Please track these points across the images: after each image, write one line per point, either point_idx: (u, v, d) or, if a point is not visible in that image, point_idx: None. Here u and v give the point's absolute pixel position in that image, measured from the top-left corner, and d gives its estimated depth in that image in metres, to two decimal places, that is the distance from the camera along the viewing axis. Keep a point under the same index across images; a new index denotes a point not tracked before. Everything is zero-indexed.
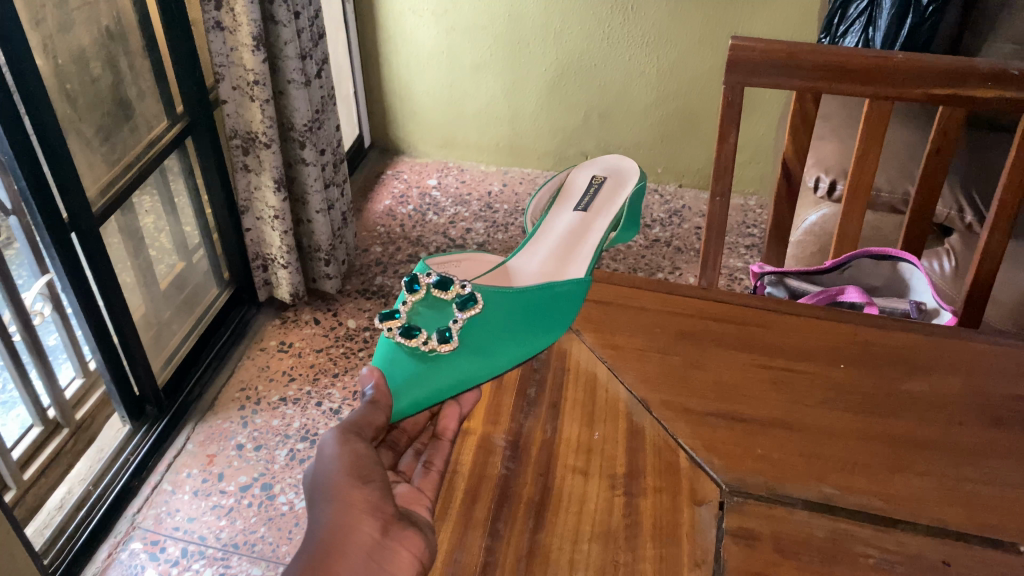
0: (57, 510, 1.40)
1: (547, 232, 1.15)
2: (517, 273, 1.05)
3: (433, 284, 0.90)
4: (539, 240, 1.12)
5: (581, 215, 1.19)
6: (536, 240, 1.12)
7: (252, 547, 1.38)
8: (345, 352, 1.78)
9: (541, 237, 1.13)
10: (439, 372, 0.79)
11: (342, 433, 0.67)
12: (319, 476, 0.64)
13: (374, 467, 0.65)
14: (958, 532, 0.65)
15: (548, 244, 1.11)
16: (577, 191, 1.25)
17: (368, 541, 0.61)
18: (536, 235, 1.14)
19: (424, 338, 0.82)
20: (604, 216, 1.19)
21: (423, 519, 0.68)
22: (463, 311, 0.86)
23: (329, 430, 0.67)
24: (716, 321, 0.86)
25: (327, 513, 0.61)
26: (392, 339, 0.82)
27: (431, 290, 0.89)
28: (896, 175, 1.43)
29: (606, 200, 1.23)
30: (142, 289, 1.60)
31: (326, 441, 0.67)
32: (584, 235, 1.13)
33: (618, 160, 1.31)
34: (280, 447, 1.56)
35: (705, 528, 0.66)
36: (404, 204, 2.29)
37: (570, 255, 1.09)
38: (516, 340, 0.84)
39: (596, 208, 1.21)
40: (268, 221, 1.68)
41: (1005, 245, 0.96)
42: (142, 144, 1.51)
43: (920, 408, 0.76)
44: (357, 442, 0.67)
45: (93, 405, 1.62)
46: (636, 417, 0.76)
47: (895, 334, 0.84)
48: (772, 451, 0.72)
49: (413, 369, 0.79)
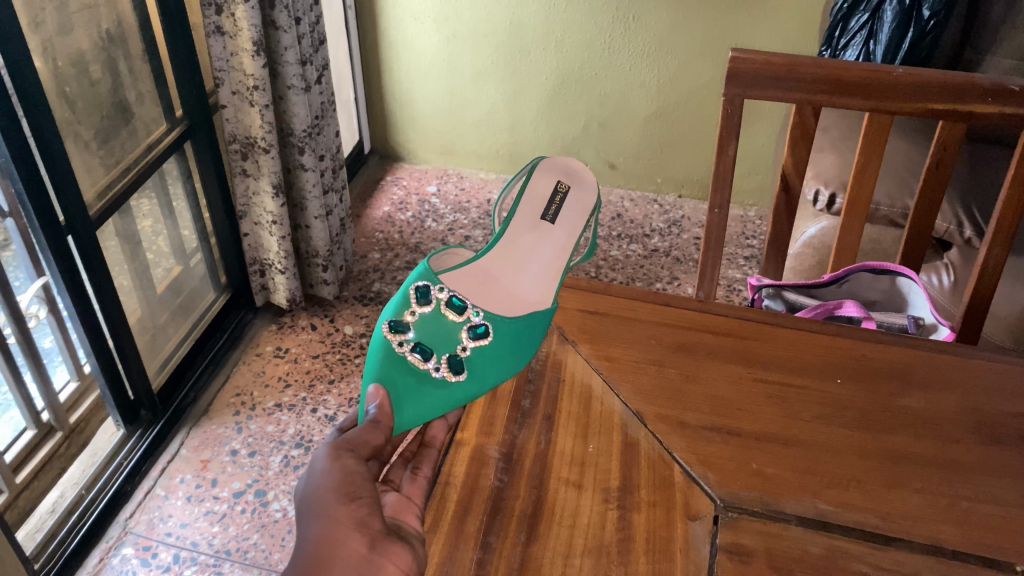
0: (49, 514, 1.39)
1: (508, 242, 1.11)
2: (467, 291, 1.03)
3: (445, 300, 0.94)
4: (499, 252, 1.10)
5: (546, 229, 1.14)
6: (496, 252, 1.09)
7: (245, 554, 1.37)
8: (341, 359, 1.77)
9: (502, 248, 1.10)
10: (437, 389, 0.85)
11: (334, 449, 0.66)
12: (308, 490, 0.64)
13: (363, 483, 0.64)
14: (954, 551, 0.65)
15: (506, 262, 1.09)
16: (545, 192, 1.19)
17: (356, 556, 0.60)
18: (496, 245, 1.10)
19: (435, 364, 0.88)
20: (568, 233, 1.15)
21: (411, 534, 0.66)
22: (471, 338, 0.91)
23: (320, 446, 0.67)
24: (712, 334, 0.85)
25: (314, 527, 0.61)
26: (401, 354, 0.89)
27: (443, 306, 0.93)
28: (895, 189, 1.42)
29: (572, 211, 1.18)
30: (139, 293, 1.59)
31: (318, 456, 0.66)
32: (541, 256, 1.10)
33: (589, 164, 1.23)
34: (274, 453, 1.55)
35: (699, 542, 0.66)
36: (402, 211, 2.29)
37: (526, 276, 1.07)
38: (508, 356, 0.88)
39: (561, 222, 1.16)
40: (266, 226, 1.68)
41: (1003, 261, 0.96)
42: (141, 148, 1.51)
43: (918, 425, 0.75)
44: (348, 459, 0.66)
45: (87, 408, 1.61)
46: (631, 430, 0.75)
47: (891, 349, 0.83)
48: (768, 466, 0.72)
49: (411, 384, 0.85)
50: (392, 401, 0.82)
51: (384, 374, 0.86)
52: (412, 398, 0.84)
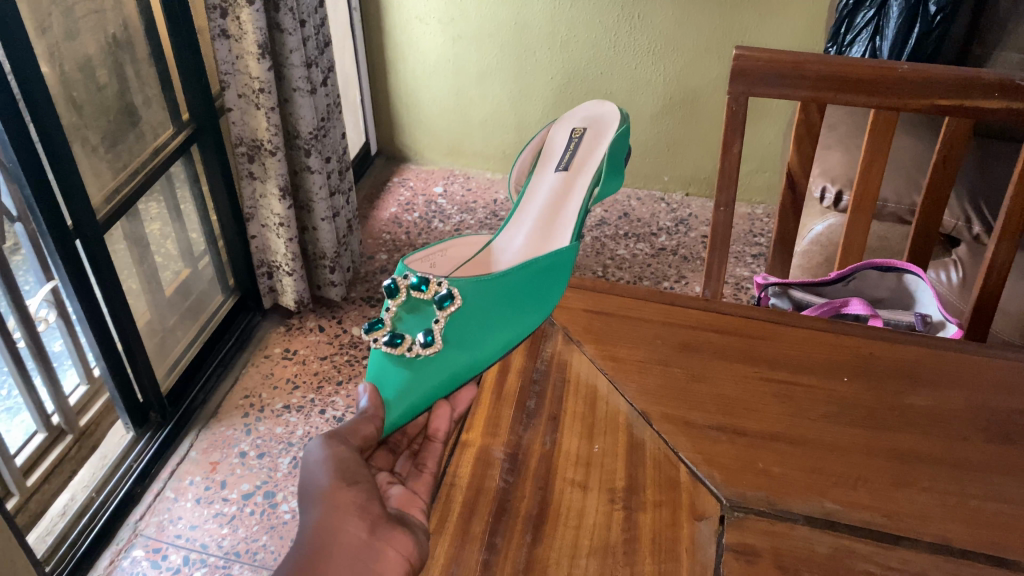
0: (60, 516, 1.40)
1: (531, 202, 1.15)
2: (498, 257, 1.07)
3: (411, 286, 0.87)
4: (524, 212, 1.14)
5: (563, 178, 1.17)
6: (523, 213, 1.14)
7: (254, 555, 1.37)
8: (349, 359, 1.77)
9: (525, 210, 1.14)
10: (431, 373, 0.81)
11: (327, 439, 0.69)
12: (307, 482, 0.66)
13: (359, 469, 0.67)
14: (962, 550, 0.64)
15: (533, 219, 1.13)
16: (555, 149, 1.21)
17: (356, 541, 0.61)
18: (522, 207, 1.14)
19: (409, 344, 0.82)
20: (585, 174, 1.16)
21: (417, 523, 0.67)
22: (444, 308, 0.85)
23: (313, 436, 0.69)
24: (718, 333, 0.85)
25: (315, 514, 0.63)
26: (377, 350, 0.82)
27: (411, 293, 0.87)
28: (903, 186, 1.41)
29: (587, 152, 1.19)
30: (147, 296, 1.60)
31: (311, 449, 0.68)
32: (565, 203, 1.13)
33: (595, 109, 1.24)
34: (283, 455, 1.55)
35: (705, 543, 0.65)
36: (409, 212, 2.28)
37: (553, 230, 1.10)
38: (500, 312, 0.86)
39: (578, 164, 1.18)
40: (273, 228, 1.68)
41: (1012, 257, 0.95)
42: (148, 151, 1.51)
43: (925, 424, 0.75)
44: (341, 448, 0.68)
45: (96, 411, 1.62)
46: (636, 430, 0.75)
47: (899, 346, 0.83)
48: (774, 466, 0.71)
49: (401, 375, 0.80)
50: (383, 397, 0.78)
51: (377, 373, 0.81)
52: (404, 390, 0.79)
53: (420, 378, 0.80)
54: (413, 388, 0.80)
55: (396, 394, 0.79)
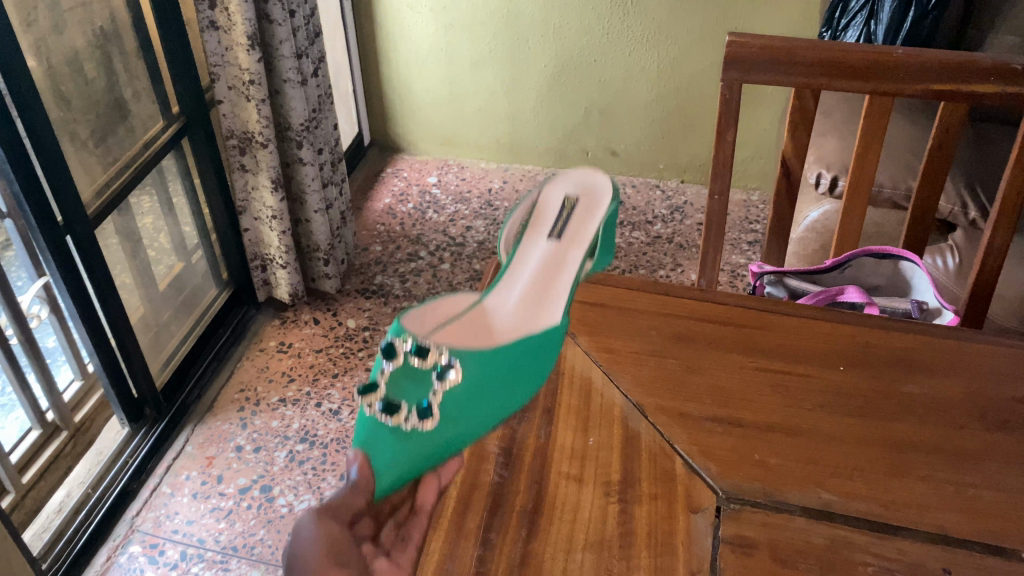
0: (56, 513, 1.39)
1: (521, 268, 1.00)
2: (480, 325, 0.90)
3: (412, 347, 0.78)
4: (512, 275, 0.99)
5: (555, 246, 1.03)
6: (510, 273, 0.99)
7: (251, 549, 1.37)
8: (345, 352, 1.76)
9: (515, 274, 0.99)
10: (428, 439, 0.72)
11: (317, 513, 0.58)
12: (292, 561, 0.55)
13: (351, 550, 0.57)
14: (960, 539, 0.64)
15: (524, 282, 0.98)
16: (550, 211, 1.06)
17: None
18: (511, 270, 1.00)
19: (406, 415, 0.73)
20: (581, 242, 1.02)
21: None
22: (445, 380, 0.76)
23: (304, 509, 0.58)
24: (713, 323, 0.84)
25: None
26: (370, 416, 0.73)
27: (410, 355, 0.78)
28: (899, 171, 1.40)
29: (586, 214, 1.05)
30: (140, 290, 1.59)
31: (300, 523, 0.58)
32: (561, 268, 0.99)
33: (593, 170, 1.09)
34: (279, 449, 1.54)
35: (701, 536, 0.65)
36: (403, 202, 2.26)
37: (545, 298, 0.94)
38: (503, 379, 0.77)
39: (574, 229, 1.04)
40: (266, 221, 1.67)
41: (1008, 242, 0.94)
42: (138, 145, 1.50)
43: (922, 412, 0.74)
44: (332, 523, 0.59)
45: (91, 407, 1.61)
46: (631, 422, 0.75)
47: (895, 334, 0.82)
48: (770, 457, 0.71)
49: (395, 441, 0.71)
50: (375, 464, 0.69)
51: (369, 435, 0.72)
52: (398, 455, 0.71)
53: (415, 443, 0.72)
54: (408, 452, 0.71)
55: (389, 459, 0.70)
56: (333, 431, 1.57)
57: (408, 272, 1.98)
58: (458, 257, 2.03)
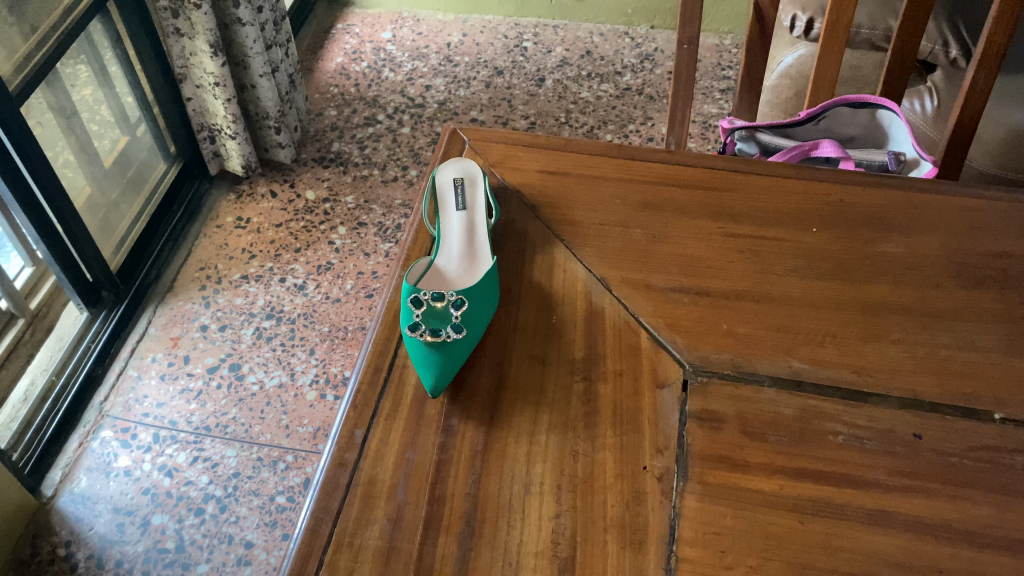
0: (21, 403, 1.33)
1: (417, 216, 0.82)
2: (460, 159, 0.87)
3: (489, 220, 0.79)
4: (474, 231, 0.81)
5: None
6: (474, 212, 0.83)
7: (225, 429, 1.35)
8: (306, 225, 1.69)
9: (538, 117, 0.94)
10: (409, 277, 0.74)
11: (387, 335, 0.70)
12: (359, 357, 0.69)
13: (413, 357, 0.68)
14: (931, 403, 0.63)
15: (451, 197, 0.85)
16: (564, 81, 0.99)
17: (394, 434, 0.62)
18: (443, 218, 0.83)
19: (420, 273, 0.75)
20: None
21: (411, 439, 0.62)
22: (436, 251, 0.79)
23: (373, 322, 0.71)
24: (680, 188, 0.80)
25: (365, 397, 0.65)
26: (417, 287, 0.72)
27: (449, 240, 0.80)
28: (878, 11, 1.29)
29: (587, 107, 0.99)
30: (84, 169, 1.50)
31: (370, 337, 0.71)
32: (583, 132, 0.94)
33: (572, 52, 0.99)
34: (245, 326, 1.50)
35: (668, 411, 0.63)
36: (357, 61, 2.12)
37: None
38: (494, 274, 0.72)
39: None
40: (209, 88, 1.56)
41: (991, 85, 0.89)
42: (58, 11, 1.32)
43: (896, 273, 0.72)
44: (401, 347, 0.69)
45: (48, 292, 1.50)
46: (595, 297, 0.72)
47: (870, 191, 0.78)
48: (738, 326, 0.69)
49: (438, 313, 0.70)
50: (410, 320, 0.69)
51: (423, 309, 0.70)
52: (423, 311, 0.70)
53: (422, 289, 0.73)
54: (423, 303, 0.71)
55: (411, 308, 0.70)
56: (300, 307, 1.53)
57: (367, 138, 1.89)
58: (418, 119, 1.94)
